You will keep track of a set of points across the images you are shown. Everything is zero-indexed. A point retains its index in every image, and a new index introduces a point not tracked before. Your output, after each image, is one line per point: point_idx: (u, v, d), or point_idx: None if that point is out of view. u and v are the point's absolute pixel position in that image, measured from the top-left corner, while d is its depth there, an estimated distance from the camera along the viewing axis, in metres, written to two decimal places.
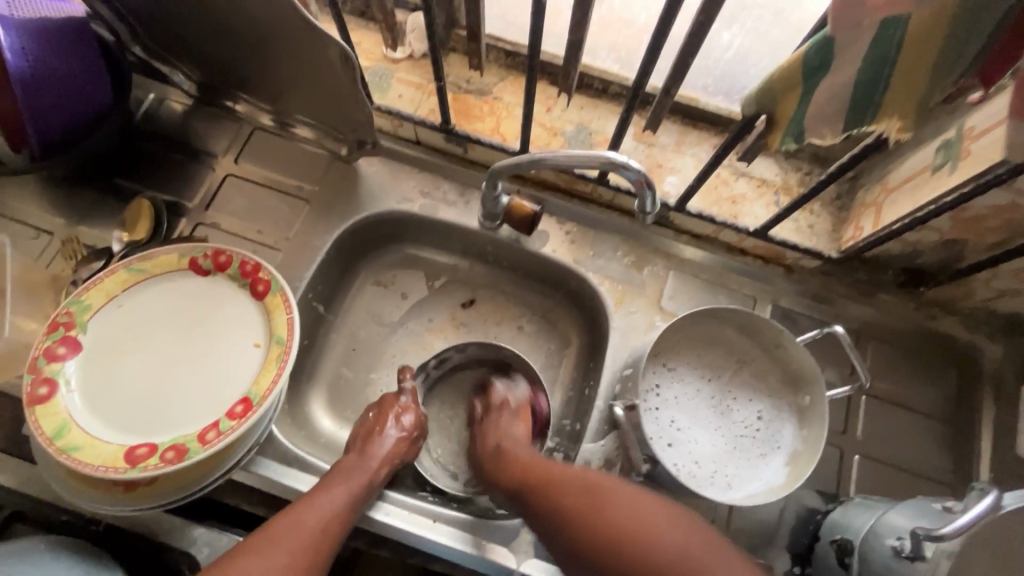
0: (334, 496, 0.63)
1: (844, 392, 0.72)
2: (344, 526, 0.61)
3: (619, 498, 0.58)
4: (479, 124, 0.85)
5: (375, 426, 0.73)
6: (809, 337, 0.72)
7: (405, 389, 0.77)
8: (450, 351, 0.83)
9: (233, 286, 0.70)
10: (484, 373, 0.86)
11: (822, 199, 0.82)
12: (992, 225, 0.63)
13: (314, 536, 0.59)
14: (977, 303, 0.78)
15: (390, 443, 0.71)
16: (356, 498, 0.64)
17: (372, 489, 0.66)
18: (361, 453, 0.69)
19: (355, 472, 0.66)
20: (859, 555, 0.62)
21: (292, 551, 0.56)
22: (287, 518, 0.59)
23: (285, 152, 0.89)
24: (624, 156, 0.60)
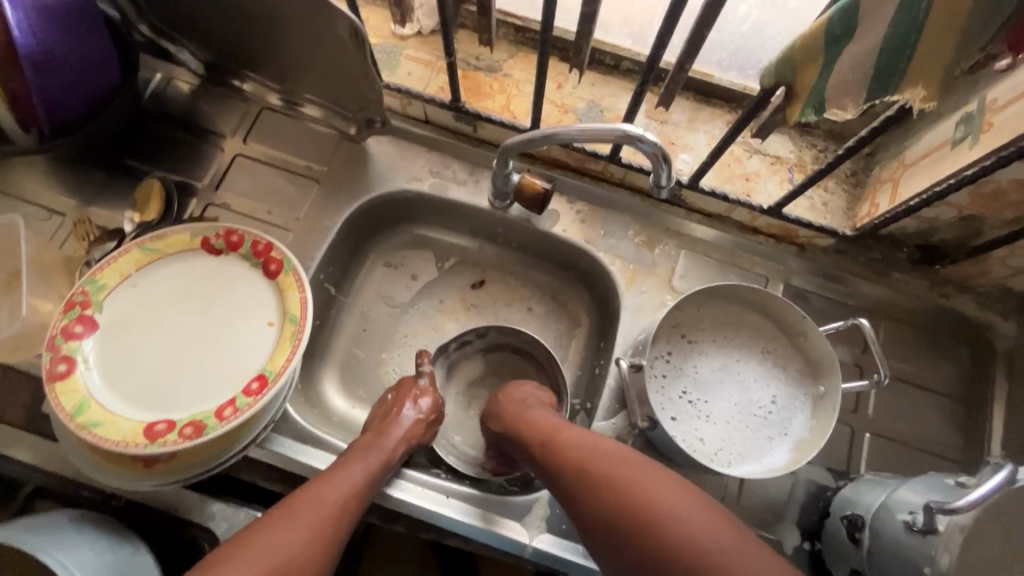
0: (352, 471, 0.63)
1: (860, 387, 0.69)
2: (363, 501, 0.62)
3: (633, 474, 0.55)
4: (489, 102, 0.84)
5: (393, 407, 0.73)
6: (833, 328, 0.71)
7: (425, 373, 0.78)
8: (469, 332, 0.83)
9: (245, 266, 0.70)
10: (503, 355, 0.87)
11: (836, 176, 0.81)
12: (1012, 200, 0.62)
13: (334, 509, 0.59)
14: (993, 281, 0.77)
15: (407, 422, 0.71)
16: (374, 475, 0.65)
17: (389, 467, 0.67)
18: (377, 432, 0.70)
19: (372, 450, 0.67)
20: (870, 530, 0.62)
21: (315, 523, 0.57)
22: (308, 493, 0.59)
23: (294, 131, 0.88)
24: (640, 128, 0.59)
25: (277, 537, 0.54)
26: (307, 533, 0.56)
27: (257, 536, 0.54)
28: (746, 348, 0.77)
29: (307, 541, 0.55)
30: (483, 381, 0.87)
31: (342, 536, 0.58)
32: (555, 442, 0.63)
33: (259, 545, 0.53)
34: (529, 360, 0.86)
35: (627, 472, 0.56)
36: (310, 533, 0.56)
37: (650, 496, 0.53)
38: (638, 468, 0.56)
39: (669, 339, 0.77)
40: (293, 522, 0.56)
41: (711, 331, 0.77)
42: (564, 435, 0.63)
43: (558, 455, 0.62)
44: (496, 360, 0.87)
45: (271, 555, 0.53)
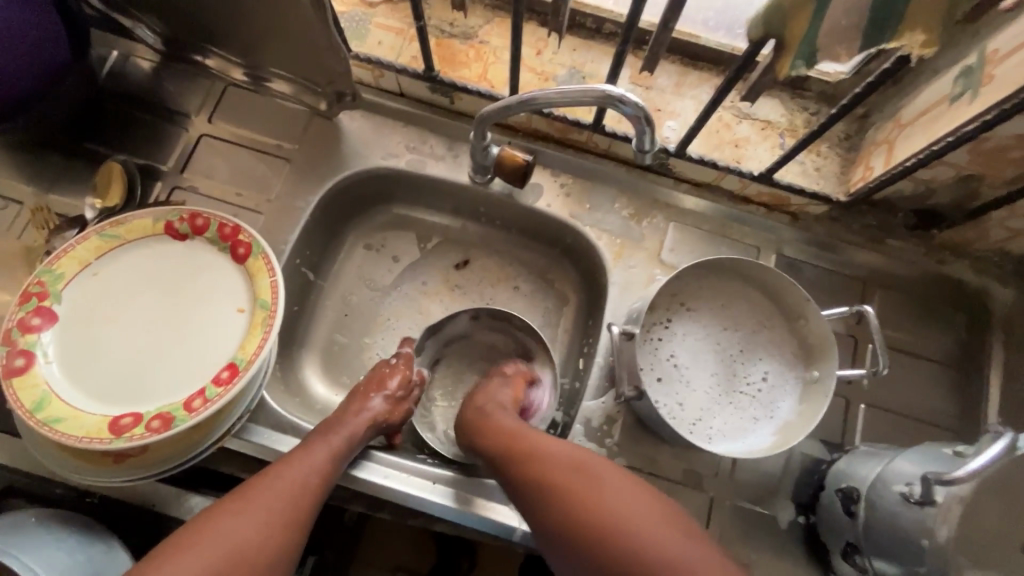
0: (314, 451, 0.61)
1: (855, 375, 0.67)
2: (327, 483, 0.60)
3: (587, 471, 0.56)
4: (465, 71, 0.79)
5: (362, 389, 0.71)
6: (836, 313, 0.68)
7: (402, 353, 0.75)
8: (460, 315, 0.80)
9: (212, 250, 0.67)
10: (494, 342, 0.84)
11: (829, 140, 0.78)
12: (1012, 158, 0.60)
13: (293, 491, 0.57)
14: (990, 245, 0.75)
15: (378, 403, 0.69)
16: (337, 456, 0.63)
17: (352, 446, 0.65)
18: (344, 412, 0.68)
19: (335, 430, 0.65)
20: (866, 503, 0.60)
21: (271, 508, 0.55)
22: (265, 478, 0.57)
23: (261, 109, 0.83)
24: (621, 89, 0.56)
25: (228, 528, 0.53)
26: (263, 519, 0.54)
27: (216, 522, 0.53)
28: (738, 323, 0.74)
29: (263, 529, 0.54)
30: (473, 366, 0.84)
31: (304, 522, 0.57)
32: (524, 445, 0.61)
33: (209, 535, 0.52)
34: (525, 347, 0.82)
35: (603, 497, 0.54)
36: (266, 518, 0.54)
37: (622, 521, 0.52)
38: (613, 491, 0.54)
39: (666, 306, 0.74)
40: (248, 508, 0.54)
41: (703, 303, 0.75)
42: (529, 432, 0.62)
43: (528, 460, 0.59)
44: (489, 344, 0.84)
45: (219, 546, 0.52)
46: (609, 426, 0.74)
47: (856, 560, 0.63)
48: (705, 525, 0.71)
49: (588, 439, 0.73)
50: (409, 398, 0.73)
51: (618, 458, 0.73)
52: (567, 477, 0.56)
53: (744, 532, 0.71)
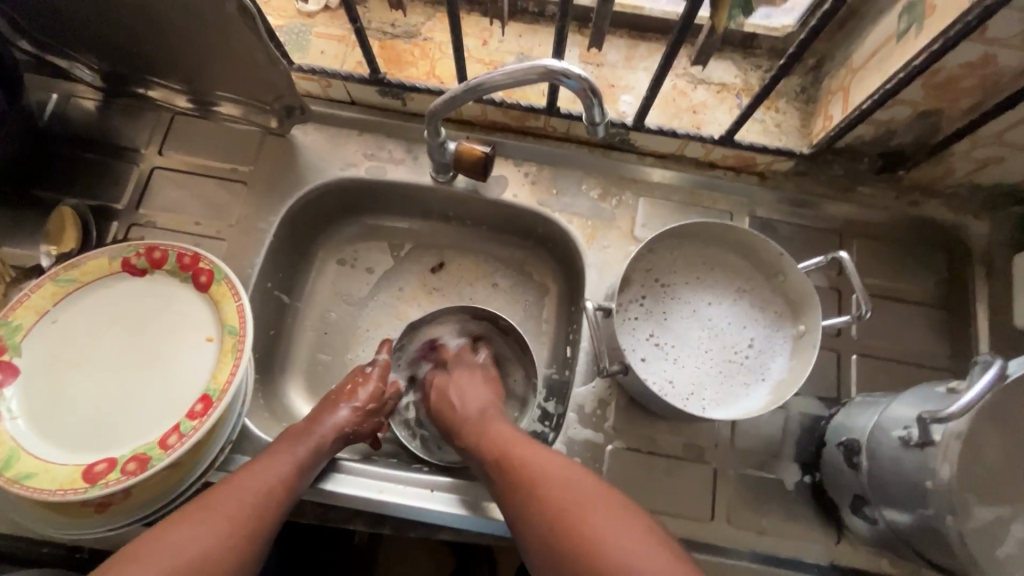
0: (280, 462, 0.60)
1: (840, 323, 0.67)
2: (291, 493, 0.59)
3: (582, 495, 0.54)
4: (413, 70, 0.78)
5: (332, 399, 0.69)
6: (812, 264, 0.68)
7: (378, 360, 0.73)
8: (447, 313, 0.80)
9: (174, 282, 0.65)
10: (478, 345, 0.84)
11: (786, 95, 0.77)
12: (966, 87, 0.59)
13: (258, 499, 0.57)
14: (959, 179, 0.75)
15: (343, 414, 0.68)
16: (302, 465, 0.62)
17: (320, 456, 0.64)
18: (312, 421, 0.67)
19: (303, 438, 0.64)
20: (867, 453, 0.60)
21: (233, 516, 0.54)
22: (231, 484, 0.57)
23: (213, 134, 0.82)
24: (563, 63, 0.55)
25: (189, 534, 0.52)
26: (224, 528, 0.53)
27: (175, 526, 0.52)
28: (720, 289, 0.72)
29: (213, 550, 0.52)
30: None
31: (264, 532, 0.56)
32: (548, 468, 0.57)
33: (173, 537, 0.52)
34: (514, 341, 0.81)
35: (602, 528, 0.51)
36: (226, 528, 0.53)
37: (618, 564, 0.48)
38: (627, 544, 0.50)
39: (643, 283, 0.72)
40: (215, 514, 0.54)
41: (683, 272, 0.73)
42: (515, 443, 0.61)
43: (528, 474, 0.57)
44: None
45: (177, 549, 0.51)
46: (602, 410, 0.73)
47: (866, 511, 0.62)
48: (711, 498, 0.70)
49: (583, 426, 0.72)
50: (382, 408, 0.72)
51: (616, 441, 0.72)
52: (580, 518, 0.52)
53: (752, 499, 0.70)
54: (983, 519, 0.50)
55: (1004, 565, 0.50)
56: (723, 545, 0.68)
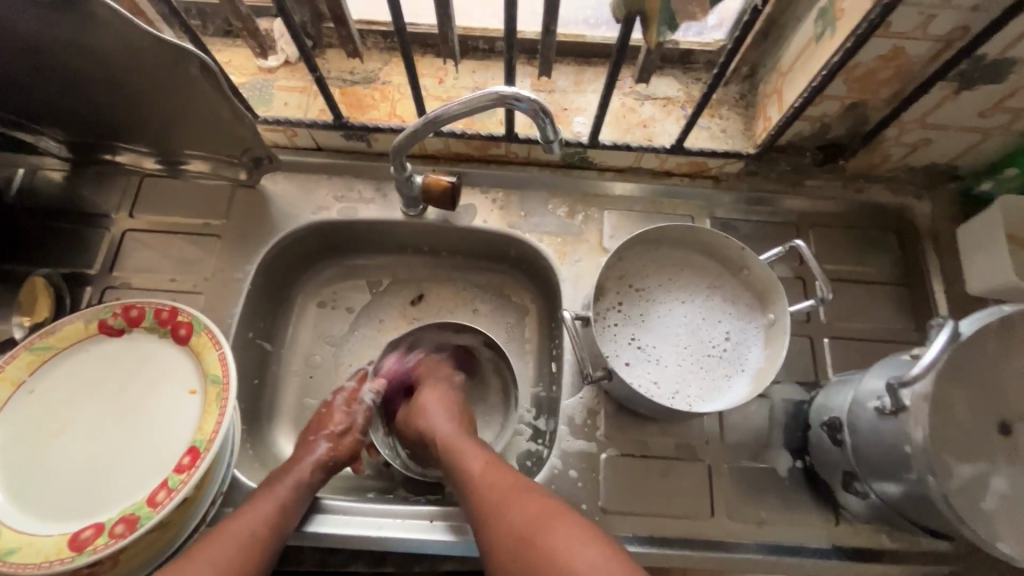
0: (262, 504, 0.60)
1: (807, 307, 0.70)
2: (275, 534, 0.59)
3: (534, 506, 0.55)
4: (375, 112, 0.80)
5: (308, 436, 0.70)
6: (772, 255, 0.72)
7: (342, 389, 0.75)
8: (423, 329, 0.80)
9: (153, 338, 0.65)
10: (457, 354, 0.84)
11: (727, 102, 0.82)
12: (883, 78, 0.64)
13: (242, 544, 0.56)
14: (895, 164, 0.80)
15: (322, 447, 0.68)
16: (286, 506, 0.62)
17: (303, 494, 0.64)
18: (291, 461, 0.67)
19: (284, 477, 0.64)
20: (848, 429, 0.62)
21: (215, 563, 0.54)
22: (215, 532, 0.57)
23: (183, 193, 0.83)
24: (513, 88, 0.58)
25: None
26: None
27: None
28: (691, 288, 0.75)
29: None
30: None
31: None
32: (506, 485, 0.58)
33: None
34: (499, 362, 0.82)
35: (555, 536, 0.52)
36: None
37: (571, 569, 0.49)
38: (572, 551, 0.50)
39: (617, 289, 0.74)
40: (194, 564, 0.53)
41: (656, 276, 0.75)
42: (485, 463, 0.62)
43: (489, 492, 0.58)
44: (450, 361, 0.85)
45: None
46: (592, 419, 0.74)
47: (857, 487, 0.64)
48: (709, 494, 0.71)
49: (576, 437, 0.73)
50: (359, 431, 0.72)
51: (610, 448, 0.72)
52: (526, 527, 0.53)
53: (749, 491, 0.71)
54: (964, 477, 0.52)
55: (989, 518, 0.51)
56: (726, 540, 0.69)
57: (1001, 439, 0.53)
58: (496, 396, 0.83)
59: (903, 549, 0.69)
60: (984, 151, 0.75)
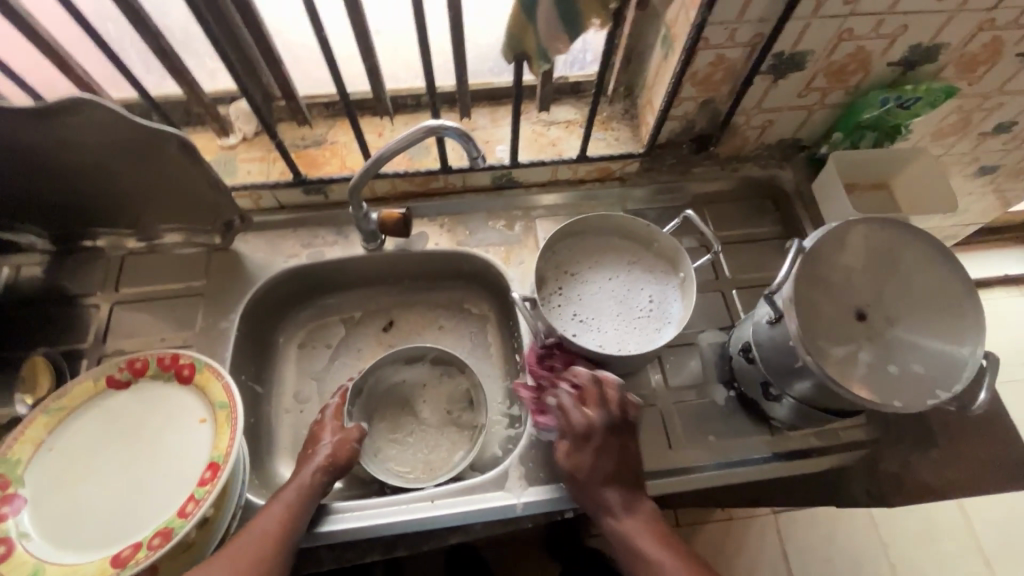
0: (273, 507, 0.68)
1: (706, 261, 0.85)
2: (287, 528, 0.66)
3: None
4: (327, 167, 0.94)
5: (308, 449, 0.77)
6: (672, 226, 0.88)
7: (328, 406, 0.83)
8: (380, 363, 0.92)
9: (158, 383, 0.73)
10: (418, 380, 0.96)
11: (617, 116, 1.01)
12: (720, 78, 0.84)
13: (257, 539, 0.64)
14: (756, 145, 1.00)
15: (321, 453, 0.75)
16: (294, 507, 0.69)
17: (311, 494, 0.71)
18: (296, 468, 0.74)
19: (289, 483, 0.71)
20: (755, 346, 0.77)
21: (237, 557, 0.62)
22: (241, 534, 0.65)
23: (162, 263, 0.93)
24: (438, 120, 0.74)
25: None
26: (229, 568, 0.61)
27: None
28: (616, 266, 0.90)
29: None
30: (408, 408, 0.94)
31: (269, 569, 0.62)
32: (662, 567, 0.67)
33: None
34: (460, 367, 0.94)
35: None
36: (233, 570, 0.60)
37: None
38: None
39: (556, 278, 0.88)
40: (216, 562, 0.61)
41: (585, 263, 0.90)
42: (643, 532, 0.70)
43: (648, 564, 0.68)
44: (416, 385, 0.96)
45: None
46: None
47: (774, 393, 0.78)
48: (665, 431, 0.83)
49: None
50: (352, 438, 0.79)
51: None
52: None
53: (696, 422, 0.84)
54: (836, 355, 0.67)
55: (864, 383, 0.66)
56: (686, 465, 0.81)
57: (859, 322, 0.69)
58: (465, 405, 0.94)
59: (831, 444, 0.81)
60: (816, 122, 0.96)
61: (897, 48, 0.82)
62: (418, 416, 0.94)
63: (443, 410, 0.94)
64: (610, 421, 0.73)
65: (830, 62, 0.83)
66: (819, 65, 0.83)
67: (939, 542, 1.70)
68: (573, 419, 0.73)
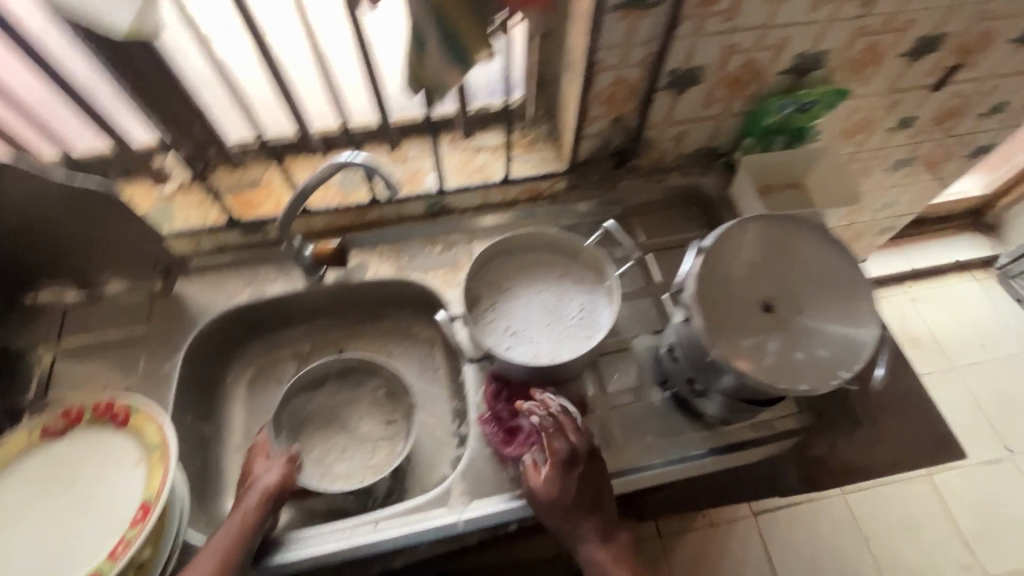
0: (205, 558, 0.68)
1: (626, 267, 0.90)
2: None
3: None
4: (262, 209, 0.97)
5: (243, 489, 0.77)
6: (595, 238, 0.93)
7: (254, 443, 0.82)
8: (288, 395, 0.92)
9: (94, 429, 0.74)
10: (336, 396, 0.96)
11: (542, 138, 1.05)
12: (624, 95, 0.89)
13: None
14: (675, 154, 1.05)
15: (253, 490, 0.75)
16: (227, 555, 0.69)
17: (246, 537, 0.71)
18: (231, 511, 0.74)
19: (220, 530, 0.71)
20: (676, 344, 0.80)
21: None
22: None
23: (105, 312, 0.95)
24: (347, 154, 0.78)
25: None
26: None
27: None
28: (546, 279, 0.93)
29: None
30: (334, 426, 0.95)
31: None
32: None
33: None
34: (385, 376, 0.96)
35: None
36: None
37: None
38: None
39: (488, 295, 0.91)
40: None
41: (516, 278, 0.93)
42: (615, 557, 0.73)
43: None
44: (337, 402, 0.96)
45: None
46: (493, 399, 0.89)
47: (700, 389, 0.80)
48: (603, 435, 0.85)
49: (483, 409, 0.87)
50: (282, 465, 0.78)
51: None
52: None
53: (635, 424, 0.86)
54: (744, 346, 0.70)
55: (771, 370, 0.69)
56: (626, 467, 0.83)
57: (765, 313, 0.73)
58: (390, 408, 0.96)
59: (764, 435, 0.84)
60: (727, 129, 1.01)
61: (784, 58, 0.88)
62: (348, 433, 0.95)
63: (375, 415, 0.96)
64: (592, 448, 0.76)
65: (724, 74, 0.89)
66: (714, 77, 0.89)
67: (916, 528, 1.73)
68: (560, 446, 0.74)
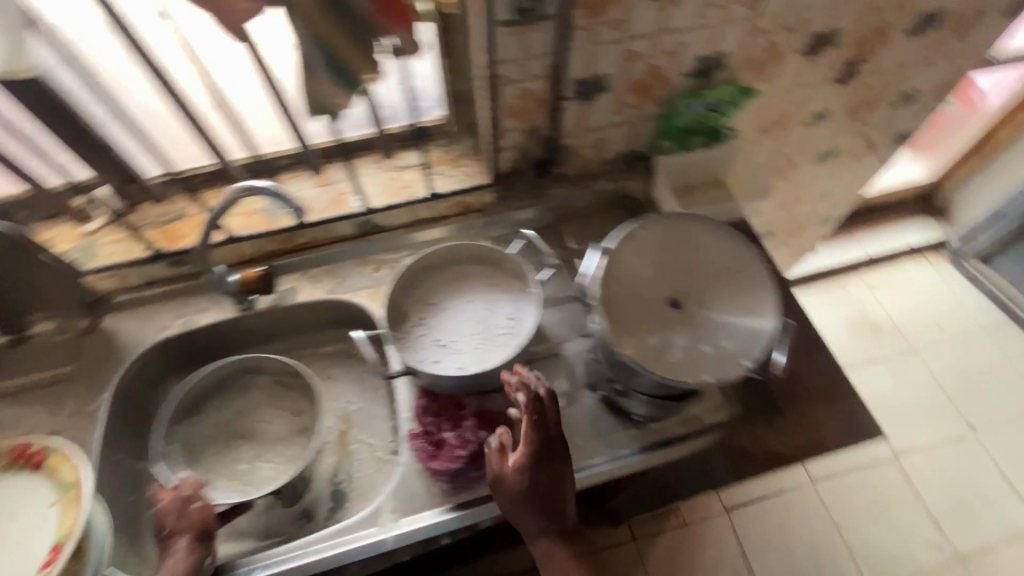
0: None
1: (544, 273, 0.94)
2: None
3: None
4: (187, 239, 0.97)
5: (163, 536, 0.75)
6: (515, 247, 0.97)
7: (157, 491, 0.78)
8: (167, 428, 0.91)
9: (10, 472, 0.74)
10: (228, 407, 0.97)
11: (467, 152, 1.07)
12: (533, 106, 0.91)
13: None
14: (599, 161, 1.07)
15: (180, 536, 0.74)
16: None
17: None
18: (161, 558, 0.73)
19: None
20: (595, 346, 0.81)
21: None
22: None
23: (30, 354, 0.94)
24: (252, 180, 0.80)
25: None
26: None
27: None
28: (473, 289, 0.94)
29: None
30: (233, 436, 0.96)
31: None
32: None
33: None
34: (276, 377, 0.97)
35: None
36: None
37: None
38: None
39: (416, 309, 0.92)
40: None
41: (444, 290, 0.94)
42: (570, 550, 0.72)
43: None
44: (229, 412, 0.97)
45: None
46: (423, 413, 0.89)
47: (623, 389, 0.82)
48: None
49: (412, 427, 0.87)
50: (196, 503, 0.76)
51: None
52: None
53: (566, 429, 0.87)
54: (650, 343, 0.72)
55: (676, 364, 0.70)
56: None
57: (673, 309, 0.74)
58: (284, 408, 0.97)
59: (691, 430, 0.85)
60: (645, 133, 1.04)
61: (685, 62, 0.91)
62: (251, 440, 0.96)
63: (275, 415, 0.97)
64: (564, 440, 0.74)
65: (629, 80, 0.91)
66: (619, 84, 0.91)
67: (888, 513, 1.75)
68: (536, 436, 0.72)
